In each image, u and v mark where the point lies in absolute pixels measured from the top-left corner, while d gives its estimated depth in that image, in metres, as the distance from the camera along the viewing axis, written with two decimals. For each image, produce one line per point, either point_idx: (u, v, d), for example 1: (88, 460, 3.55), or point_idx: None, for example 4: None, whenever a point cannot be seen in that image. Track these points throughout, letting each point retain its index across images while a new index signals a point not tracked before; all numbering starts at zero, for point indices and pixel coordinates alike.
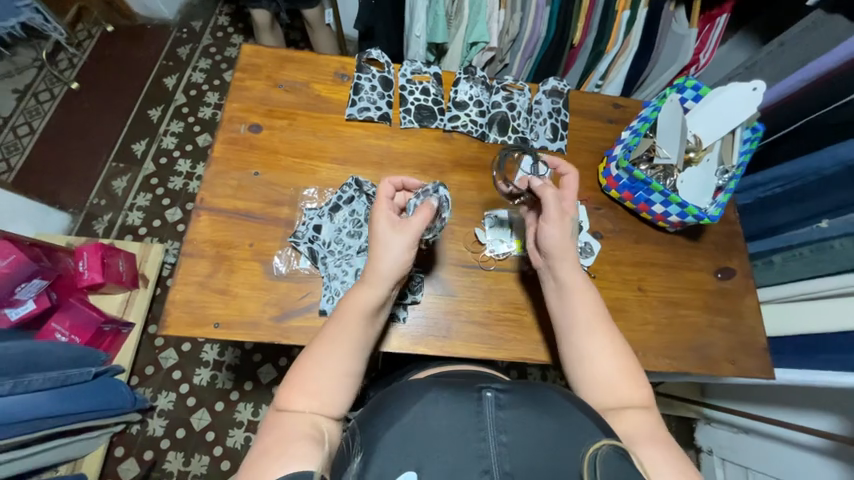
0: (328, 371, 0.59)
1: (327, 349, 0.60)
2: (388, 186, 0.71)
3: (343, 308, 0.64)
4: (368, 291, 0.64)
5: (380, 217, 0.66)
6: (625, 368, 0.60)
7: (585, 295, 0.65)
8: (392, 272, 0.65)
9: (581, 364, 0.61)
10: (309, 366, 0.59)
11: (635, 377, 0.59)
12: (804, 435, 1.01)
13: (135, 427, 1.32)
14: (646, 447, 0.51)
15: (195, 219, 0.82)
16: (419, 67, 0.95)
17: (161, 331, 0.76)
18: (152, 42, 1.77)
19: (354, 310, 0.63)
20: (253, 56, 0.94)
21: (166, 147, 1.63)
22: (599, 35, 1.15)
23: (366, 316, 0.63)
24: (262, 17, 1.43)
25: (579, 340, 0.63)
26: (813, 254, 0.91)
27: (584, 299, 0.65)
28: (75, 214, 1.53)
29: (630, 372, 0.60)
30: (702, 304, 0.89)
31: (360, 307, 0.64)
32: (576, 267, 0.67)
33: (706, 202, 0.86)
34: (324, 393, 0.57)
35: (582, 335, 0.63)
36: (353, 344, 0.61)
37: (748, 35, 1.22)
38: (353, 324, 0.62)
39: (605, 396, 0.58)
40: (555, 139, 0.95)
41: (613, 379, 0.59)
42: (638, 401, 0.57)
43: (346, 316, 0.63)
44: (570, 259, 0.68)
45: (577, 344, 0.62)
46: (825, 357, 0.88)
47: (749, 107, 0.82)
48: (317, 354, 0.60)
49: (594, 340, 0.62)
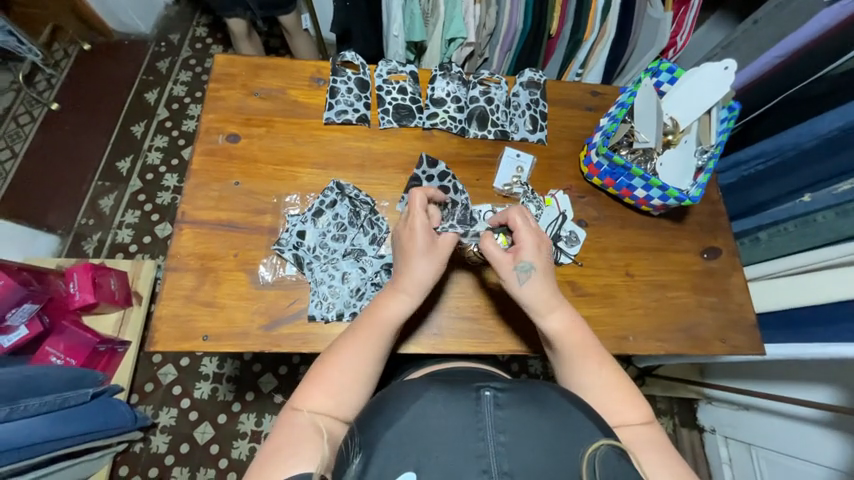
0: (350, 373, 0.59)
1: (352, 352, 0.61)
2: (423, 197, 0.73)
3: (371, 319, 0.64)
4: (403, 301, 0.66)
5: (421, 228, 0.69)
6: (626, 394, 0.59)
7: (572, 337, 0.65)
8: (426, 282, 0.67)
9: (580, 379, 0.61)
10: (329, 367, 0.59)
11: (635, 398, 0.59)
12: (801, 407, 1.02)
13: (138, 445, 1.32)
14: (647, 455, 0.54)
15: (177, 233, 0.82)
16: (394, 67, 0.95)
17: (150, 347, 0.75)
18: (129, 57, 1.76)
19: (384, 319, 0.64)
20: (226, 66, 0.93)
21: (152, 163, 1.62)
22: (576, 24, 1.15)
23: (393, 327, 0.65)
24: (238, 25, 1.42)
25: (576, 370, 0.62)
26: (798, 228, 0.92)
27: (575, 332, 0.65)
28: (64, 236, 1.51)
29: (631, 395, 0.59)
30: (690, 285, 0.89)
31: (389, 318, 0.65)
32: (555, 311, 0.67)
33: (687, 184, 0.86)
34: (343, 393, 0.58)
35: (584, 372, 0.61)
36: (376, 354, 0.62)
37: (727, 15, 1.23)
38: (377, 334, 0.63)
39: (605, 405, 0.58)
40: (535, 130, 0.95)
41: (613, 395, 0.59)
42: (638, 420, 0.57)
43: (375, 326, 0.64)
44: (543, 308, 0.67)
45: (579, 378, 0.61)
46: (816, 330, 0.89)
47: (723, 86, 0.84)
48: (341, 358, 0.60)
49: (590, 372, 0.61)
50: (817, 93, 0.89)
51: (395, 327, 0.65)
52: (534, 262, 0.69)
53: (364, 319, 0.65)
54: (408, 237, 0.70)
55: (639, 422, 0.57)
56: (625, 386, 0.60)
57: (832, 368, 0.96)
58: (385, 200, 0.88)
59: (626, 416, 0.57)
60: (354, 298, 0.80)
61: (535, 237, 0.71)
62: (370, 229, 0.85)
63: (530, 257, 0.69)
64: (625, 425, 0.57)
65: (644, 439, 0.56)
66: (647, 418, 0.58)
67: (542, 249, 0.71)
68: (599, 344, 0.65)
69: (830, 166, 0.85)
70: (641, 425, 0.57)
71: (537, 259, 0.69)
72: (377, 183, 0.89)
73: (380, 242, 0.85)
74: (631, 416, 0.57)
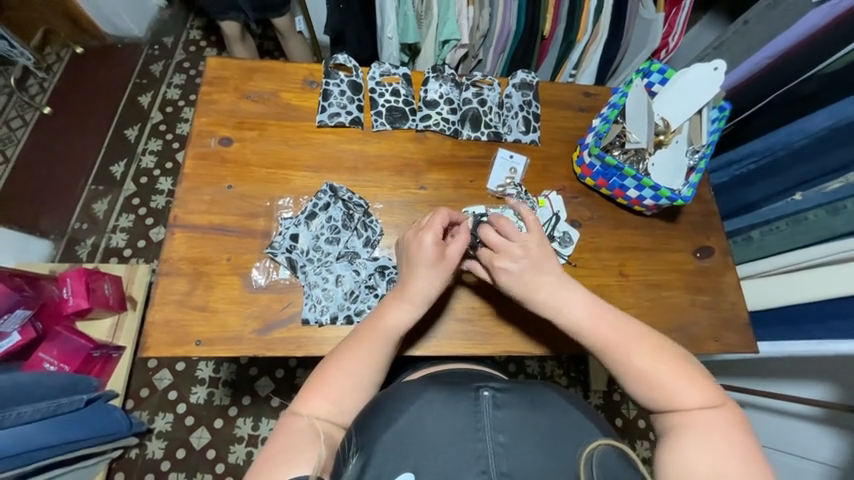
0: (348, 374, 0.59)
1: (354, 355, 0.60)
2: (446, 216, 0.72)
3: (378, 320, 0.64)
4: (406, 310, 0.65)
5: (427, 242, 0.68)
6: (686, 377, 0.54)
7: (603, 326, 0.60)
8: (428, 296, 0.67)
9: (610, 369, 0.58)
10: (333, 370, 0.59)
11: (687, 375, 0.54)
12: (795, 405, 1.03)
13: (134, 451, 1.30)
14: (711, 439, 0.49)
15: (170, 237, 0.82)
16: (387, 69, 0.95)
17: (143, 353, 0.75)
18: (122, 61, 1.75)
19: (386, 328, 0.63)
20: (218, 69, 0.93)
21: (146, 167, 1.61)
22: (569, 25, 1.16)
23: (393, 337, 0.64)
24: (231, 28, 1.41)
25: (620, 355, 0.57)
26: (789, 227, 0.92)
27: (601, 320, 0.60)
28: (57, 241, 1.50)
29: (680, 367, 0.55)
30: (682, 284, 0.90)
31: (391, 328, 0.64)
32: (573, 300, 0.63)
33: (678, 183, 0.88)
34: (343, 397, 0.57)
35: (633, 355, 0.56)
36: (378, 361, 0.61)
37: (718, 15, 1.25)
38: (380, 342, 0.62)
39: (656, 395, 0.54)
40: (528, 132, 0.95)
41: (657, 382, 0.54)
42: (703, 402, 0.52)
43: (376, 332, 0.63)
44: (557, 304, 0.63)
45: (634, 358, 0.56)
46: (810, 327, 0.90)
47: (712, 85, 0.85)
48: (345, 360, 0.60)
49: (620, 361, 0.57)
50: (805, 92, 0.90)
51: (395, 336, 0.64)
52: (509, 284, 0.68)
53: (367, 327, 0.64)
54: (418, 245, 0.68)
55: (701, 406, 0.52)
56: (672, 364, 0.55)
57: (822, 365, 0.97)
58: (379, 202, 0.88)
59: (686, 398, 0.53)
60: (348, 301, 0.80)
61: (490, 257, 0.70)
62: (364, 232, 0.85)
63: (502, 282, 0.69)
64: (686, 410, 0.52)
65: (710, 423, 0.50)
66: (714, 402, 0.52)
67: (501, 274, 0.69)
68: (620, 313, 0.61)
69: (819, 165, 0.86)
70: (705, 408, 0.52)
71: (509, 282, 0.68)
72: (371, 186, 0.89)
73: (374, 245, 0.85)
74: (681, 401, 0.53)
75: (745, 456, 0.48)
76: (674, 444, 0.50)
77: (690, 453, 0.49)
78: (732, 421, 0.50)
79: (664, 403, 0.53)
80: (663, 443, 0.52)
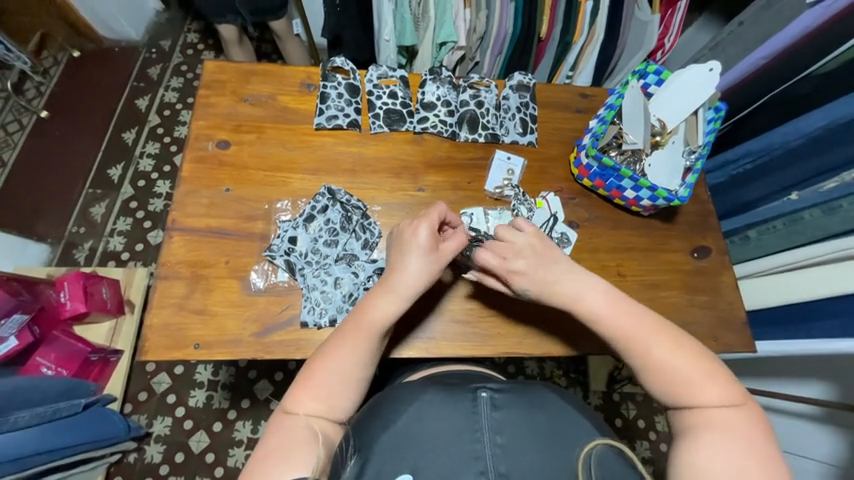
0: (336, 370, 0.58)
1: (339, 350, 0.59)
2: (443, 211, 0.72)
3: (362, 313, 0.63)
4: (391, 301, 0.64)
5: (421, 232, 0.67)
6: (705, 375, 0.54)
7: (620, 317, 0.59)
8: (413, 291, 0.65)
9: (629, 360, 0.58)
10: (318, 369, 0.58)
11: (707, 372, 0.54)
12: (792, 402, 1.04)
13: (132, 456, 1.30)
14: (727, 440, 0.49)
15: (168, 241, 0.81)
16: (384, 72, 0.96)
17: (142, 357, 0.74)
18: (120, 64, 1.75)
19: (370, 322, 0.62)
20: (216, 73, 0.93)
21: (143, 170, 1.61)
22: (565, 26, 1.16)
23: (379, 330, 0.62)
24: (229, 31, 1.42)
25: (640, 348, 0.57)
26: (786, 226, 0.93)
27: (622, 312, 0.59)
28: (54, 244, 1.50)
29: (703, 365, 0.55)
30: (680, 284, 0.90)
31: (372, 323, 0.62)
32: (587, 291, 0.62)
33: (676, 184, 0.88)
34: (331, 393, 0.57)
35: (653, 347, 0.56)
36: (362, 358, 0.60)
37: (714, 16, 1.26)
38: (364, 338, 0.61)
39: (674, 389, 0.54)
40: (525, 133, 0.96)
41: (676, 376, 0.54)
42: (722, 401, 0.52)
43: (359, 328, 0.62)
44: (567, 299, 0.63)
45: (653, 350, 0.56)
46: (807, 327, 0.90)
47: (708, 87, 0.86)
48: (329, 359, 0.59)
49: (639, 354, 0.57)
50: (799, 93, 0.90)
51: (380, 330, 0.63)
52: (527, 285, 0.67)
53: (351, 321, 0.63)
54: (411, 233, 0.68)
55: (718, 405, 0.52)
56: (692, 360, 0.55)
57: (820, 364, 0.97)
58: (377, 204, 0.88)
59: (703, 396, 0.53)
60: (346, 303, 0.80)
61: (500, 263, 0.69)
62: (362, 234, 0.85)
63: (519, 284, 0.67)
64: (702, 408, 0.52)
65: (727, 423, 0.51)
66: (733, 401, 0.52)
67: (517, 277, 0.67)
68: (638, 304, 0.60)
69: (813, 165, 0.87)
70: (721, 407, 0.52)
71: (527, 283, 0.67)
72: (369, 188, 0.89)
73: (372, 247, 0.85)
74: (698, 398, 0.53)
75: (761, 457, 0.48)
76: (691, 443, 0.50)
77: (703, 452, 0.49)
78: (750, 423, 0.51)
79: (682, 400, 0.54)
80: (679, 440, 0.52)
